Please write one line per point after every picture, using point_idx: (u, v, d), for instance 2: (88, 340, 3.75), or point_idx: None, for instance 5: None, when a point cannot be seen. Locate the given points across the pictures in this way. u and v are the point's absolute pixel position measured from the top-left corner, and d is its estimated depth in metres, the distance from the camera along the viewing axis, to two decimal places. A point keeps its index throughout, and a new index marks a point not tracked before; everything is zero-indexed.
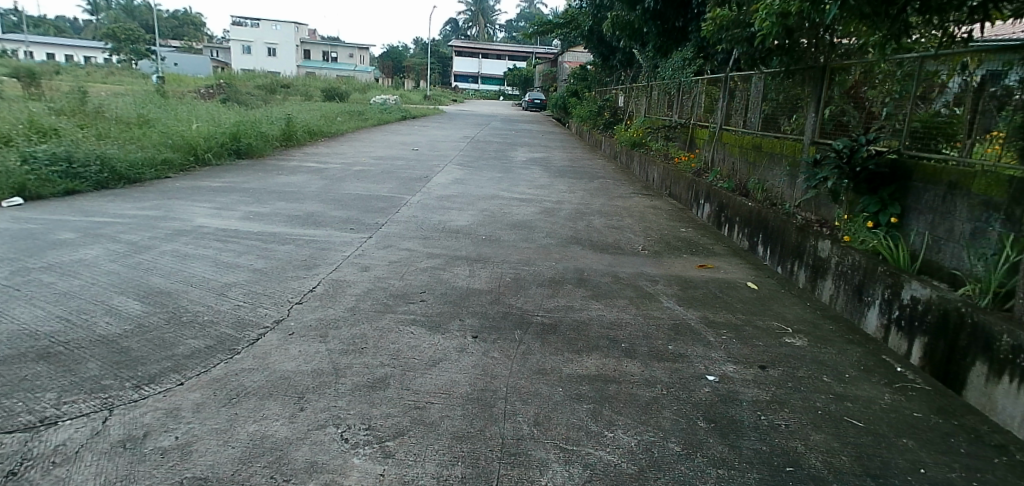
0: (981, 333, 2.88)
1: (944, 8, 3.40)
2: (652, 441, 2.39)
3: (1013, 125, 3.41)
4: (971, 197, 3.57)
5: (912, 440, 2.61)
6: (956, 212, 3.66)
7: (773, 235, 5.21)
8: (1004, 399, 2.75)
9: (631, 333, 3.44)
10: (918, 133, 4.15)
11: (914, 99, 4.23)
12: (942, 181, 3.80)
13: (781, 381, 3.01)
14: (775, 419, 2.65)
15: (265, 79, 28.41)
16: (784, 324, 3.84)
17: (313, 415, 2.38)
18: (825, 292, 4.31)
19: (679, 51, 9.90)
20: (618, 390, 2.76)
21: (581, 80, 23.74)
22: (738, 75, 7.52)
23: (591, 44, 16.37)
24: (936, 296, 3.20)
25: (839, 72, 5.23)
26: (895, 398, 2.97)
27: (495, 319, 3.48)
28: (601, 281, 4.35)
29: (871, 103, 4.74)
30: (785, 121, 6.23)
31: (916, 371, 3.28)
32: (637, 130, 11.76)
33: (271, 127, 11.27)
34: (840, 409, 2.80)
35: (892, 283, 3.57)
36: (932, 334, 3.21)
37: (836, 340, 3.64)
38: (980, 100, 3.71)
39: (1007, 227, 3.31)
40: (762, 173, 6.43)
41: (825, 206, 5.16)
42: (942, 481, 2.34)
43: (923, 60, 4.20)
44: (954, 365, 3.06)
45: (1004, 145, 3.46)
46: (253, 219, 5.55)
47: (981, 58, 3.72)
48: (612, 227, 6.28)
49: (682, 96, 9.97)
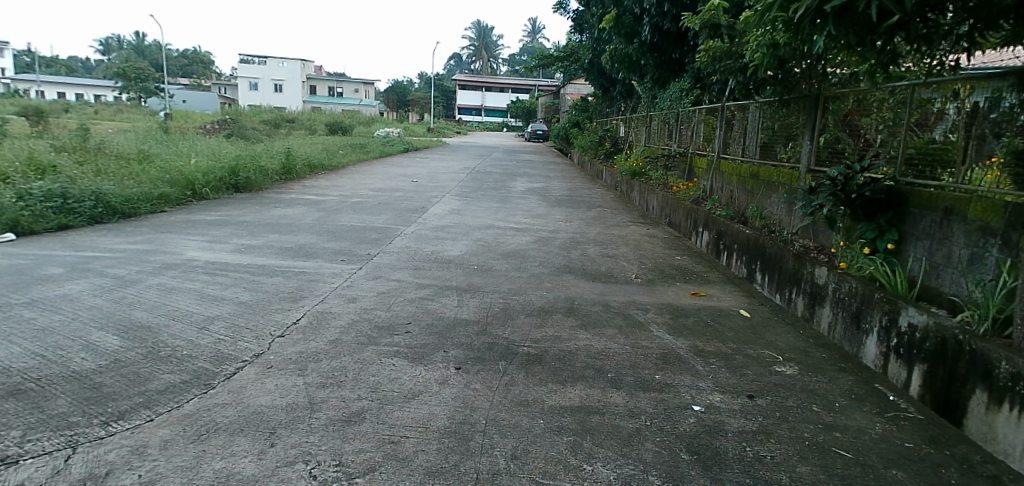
0: (979, 360, 2.81)
1: (931, 36, 3.40)
2: (633, 474, 2.32)
3: (1011, 151, 3.39)
4: (968, 223, 3.53)
5: (902, 472, 2.53)
6: (954, 238, 3.62)
7: (771, 263, 5.15)
8: (1004, 428, 2.66)
9: (618, 362, 3.38)
10: (913, 160, 4.15)
11: (908, 126, 4.24)
12: (938, 207, 3.77)
13: (769, 411, 2.93)
14: (761, 450, 2.57)
15: (269, 115, 28.95)
16: (776, 352, 3.77)
17: (283, 451, 2.32)
18: (822, 320, 4.24)
19: (677, 82, 10.03)
20: (601, 422, 2.70)
21: (581, 111, 23.97)
22: (735, 105, 7.58)
23: (591, 77, 16.66)
24: (934, 323, 3.14)
25: (833, 100, 5.26)
26: (886, 428, 2.89)
27: (480, 350, 3.42)
28: (591, 310, 4.31)
29: (865, 131, 4.75)
30: (781, 149, 6.25)
31: (915, 402, 3.20)
32: (637, 159, 11.76)
33: (270, 161, 11.36)
34: (828, 439, 2.72)
35: (889, 310, 3.50)
36: (930, 363, 3.14)
37: (828, 369, 3.57)
38: (974, 126, 3.70)
39: (1004, 253, 3.26)
40: (760, 201, 6.42)
41: (823, 233, 5.12)
42: None
43: (915, 87, 4.22)
44: (953, 394, 2.98)
45: (1003, 170, 3.42)
46: (245, 251, 5.55)
47: (974, 84, 3.72)
48: (606, 256, 6.24)
49: (681, 126, 10.07)
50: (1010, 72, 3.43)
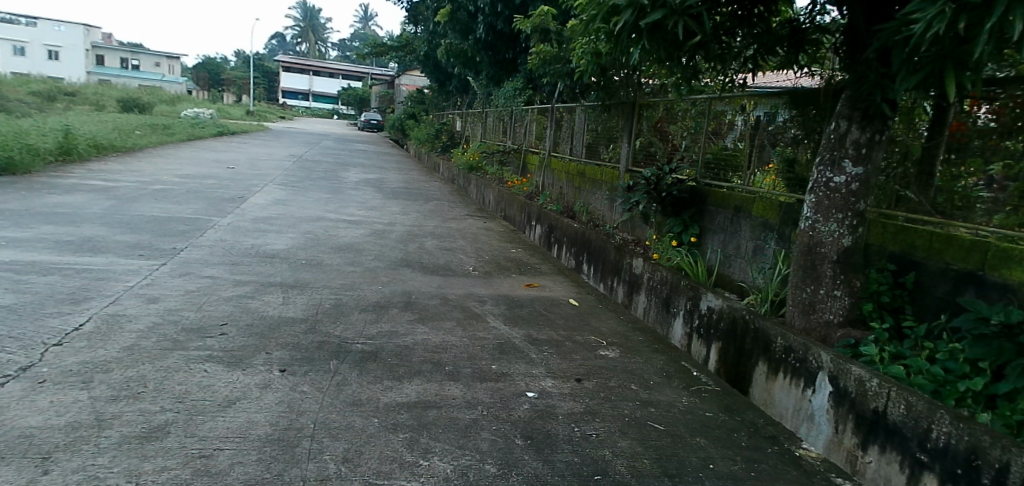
0: (762, 337, 3.23)
1: (725, 57, 3.84)
2: (469, 465, 2.31)
3: (783, 159, 3.95)
4: (751, 219, 4.06)
5: (705, 438, 2.82)
6: (741, 232, 4.15)
7: (595, 254, 5.49)
8: (780, 394, 3.09)
9: (455, 354, 3.37)
10: (711, 164, 4.69)
11: (707, 135, 4.77)
12: (729, 205, 4.30)
13: (595, 392, 3.11)
14: (587, 429, 2.71)
15: (46, 86, 24.74)
16: (600, 337, 4.02)
17: (61, 478, 1.96)
18: (638, 306, 4.60)
19: (510, 81, 10.30)
20: (438, 416, 2.66)
21: (417, 104, 23.75)
22: (563, 107, 7.95)
23: (427, 69, 16.55)
24: (728, 306, 3.54)
25: (647, 108, 5.73)
26: (691, 400, 3.22)
27: (307, 349, 3.21)
28: (428, 303, 4.25)
29: (673, 137, 5.24)
30: (604, 149, 6.67)
31: (712, 376, 3.59)
32: (473, 154, 11.90)
33: (45, 140, 9.69)
34: (645, 415, 2.95)
35: (692, 295, 3.90)
36: (724, 341, 3.54)
37: (644, 351, 3.88)
38: (757, 136, 4.24)
39: (779, 244, 3.80)
40: (586, 198, 6.82)
41: (639, 227, 5.58)
42: (727, 474, 2.54)
43: (711, 101, 4.73)
44: (742, 367, 3.39)
45: (777, 175, 3.99)
46: (10, 246, 4.65)
47: (756, 101, 4.24)
48: (443, 249, 6.22)
49: (514, 123, 10.37)
50: (784, 92, 3.96)
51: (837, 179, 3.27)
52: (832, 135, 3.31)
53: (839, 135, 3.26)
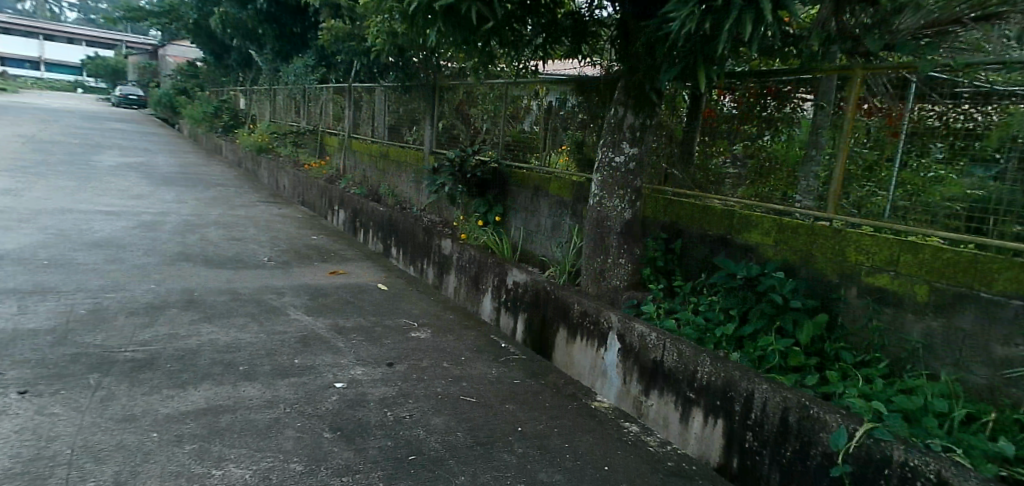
0: (563, 306, 3.62)
1: (517, 44, 4.11)
2: (270, 467, 2.18)
3: (573, 142, 4.35)
4: (550, 198, 4.47)
5: (514, 404, 2.99)
6: (542, 211, 4.55)
7: (402, 236, 5.47)
8: (579, 355, 3.52)
9: (250, 353, 3.13)
10: (511, 146, 4.97)
11: (506, 117, 4.99)
12: (529, 185, 4.68)
13: (407, 375, 3.11)
14: (400, 412, 2.71)
15: None
16: (411, 319, 4.03)
17: None
18: (448, 286, 4.70)
19: (301, 54, 9.85)
20: (232, 421, 2.45)
21: (190, 78, 21.47)
22: (360, 87, 7.73)
23: (199, 40, 15.05)
24: (531, 280, 3.85)
25: (446, 90, 5.81)
26: (502, 370, 3.40)
27: (58, 365, 2.75)
28: (215, 300, 3.89)
29: (474, 120, 5.38)
30: (405, 131, 6.65)
31: (518, 347, 3.89)
32: (260, 134, 11.09)
33: None
34: (458, 389, 3.03)
35: (499, 272, 4.08)
36: (529, 312, 3.85)
37: (456, 329, 3.98)
38: (551, 120, 4.56)
39: (576, 221, 4.34)
40: (391, 180, 6.77)
41: (445, 208, 5.70)
42: (535, 435, 2.74)
43: (508, 86, 4.93)
44: (545, 337, 3.75)
45: (569, 156, 4.38)
46: None
47: (547, 86, 4.53)
48: (232, 240, 5.73)
49: (307, 101, 9.85)
50: (570, 79, 4.31)
51: (618, 158, 3.95)
52: (613, 120, 3.95)
53: (618, 120, 3.90)
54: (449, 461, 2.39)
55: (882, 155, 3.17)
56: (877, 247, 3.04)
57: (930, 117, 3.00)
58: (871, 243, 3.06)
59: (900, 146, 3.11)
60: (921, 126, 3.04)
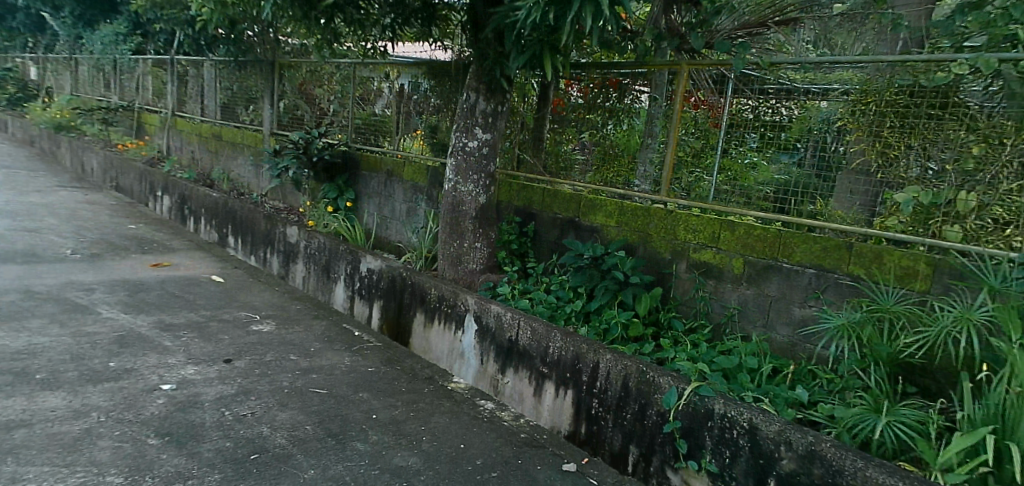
0: (418, 291, 4.24)
1: (365, 24, 4.54)
2: (85, 480, 2.28)
3: (427, 127, 5.14)
4: (405, 183, 5.26)
5: (368, 393, 3.38)
6: (396, 197, 5.34)
7: (243, 225, 5.84)
8: (438, 337, 4.10)
9: (67, 371, 3.17)
10: (361, 129, 5.75)
11: (355, 98, 5.75)
12: (382, 170, 5.45)
13: (247, 371, 3.45)
14: (241, 410, 2.97)
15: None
16: (253, 311, 4.52)
17: None
18: (297, 275, 5.24)
19: (108, 25, 9.70)
20: (31, 434, 2.55)
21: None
22: (187, 62, 8.19)
23: None
24: (385, 267, 4.47)
25: (288, 68, 6.49)
26: (354, 360, 3.89)
27: None
28: (36, 317, 3.87)
29: (320, 100, 6.14)
30: (241, 110, 7.26)
31: (375, 333, 4.50)
32: (62, 112, 10.77)
33: None
34: (304, 382, 3.40)
35: (352, 259, 4.70)
36: (385, 298, 4.47)
37: (299, 320, 4.51)
38: (402, 102, 5.36)
39: (429, 205, 5.03)
40: (225, 162, 7.45)
41: (291, 195, 6.40)
42: (388, 419, 3.10)
43: (356, 67, 5.67)
44: (402, 322, 4.36)
45: (424, 142, 5.18)
46: None
47: (398, 70, 5.32)
48: (47, 243, 5.56)
49: (121, 76, 10.04)
50: (423, 64, 5.09)
51: (471, 143, 4.53)
52: (466, 105, 4.52)
53: (471, 105, 4.48)
54: (296, 455, 2.63)
55: (706, 143, 3.99)
56: (702, 226, 3.86)
57: (744, 110, 3.82)
58: (696, 222, 3.88)
59: (719, 136, 3.92)
60: (738, 118, 3.85)
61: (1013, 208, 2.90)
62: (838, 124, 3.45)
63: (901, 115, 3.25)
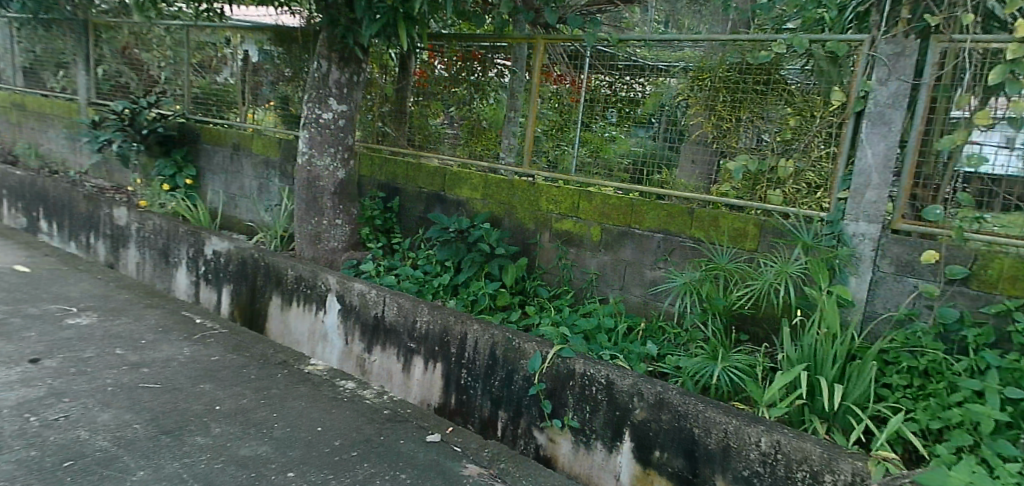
0: (272, 272, 3.99)
1: None
2: None
3: (279, 97, 4.88)
4: (253, 158, 4.93)
5: (210, 384, 3.17)
6: (243, 172, 5.01)
7: (60, 207, 5.25)
8: (296, 320, 3.90)
9: None
10: (199, 99, 5.38)
11: (193, 66, 5.35)
12: (226, 143, 5.09)
13: (61, 370, 3.12)
14: (52, 415, 2.66)
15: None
16: (71, 304, 4.08)
17: None
18: (129, 262, 4.76)
19: None
20: None
21: None
22: None
23: None
24: (234, 248, 4.15)
25: (105, 29, 5.89)
26: (193, 350, 3.61)
27: None
28: None
29: (149, 67, 5.64)
30: (48, 75, 6.43)
31: (226, 320, 4.19)
32: None
33: None
34: (132, 378, 3.12)
35: (194, 242, 4.33)
36: (235, 281, 4.16)
37: (128, 310, 4.13)
38: (247, 71, 5.06)
39: (283, 181, 4.77)
40: (31, 135, 6.59)
41: (117, 172, 5.81)
42: (233, 409, 2.92)
43: (190, 30, 5.28)
44: (255, 306, 4.09)
45: (275, 115, 4.90)
46: None
47: (242, 36, 5.00)
48: None
49: None
50: (268, 30, 4.81)
51: (326, 115, 4.30)
52: (318, 74, 4.27)
53: (323, 74, 4.24)
54: (122, 457, 2.40)
55: (566, 117, 4.07)
56: (562, 196, 3.96)
57: (602, 86, 3.92)
58: (557, 193, 3.98)
59: (578, 110, 4.02)
60: (595, 93, 3.95)
61: (822, 173, 3.25)
62: (680, 100, 3.63)
63: (732, 90, 3.50)
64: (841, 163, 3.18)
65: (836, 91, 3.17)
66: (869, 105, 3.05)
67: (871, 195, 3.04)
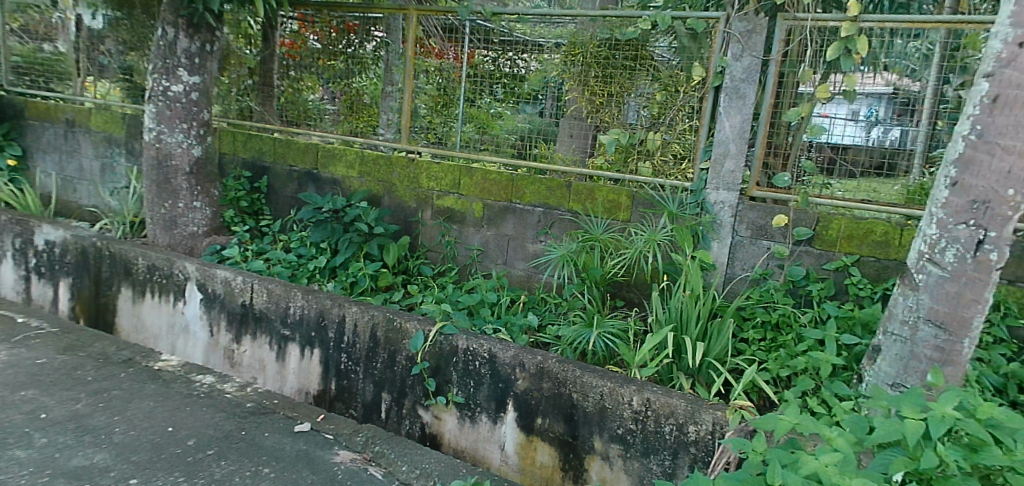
0: (118, 262, 3.63)
1: None
2: None
3: (123, 69, 4.44)
4: (92, 134, 4.47)
5: (35, 390, 2.82)
6: (81, 151, 4.54)
7: None
8: (150, 312, 3.58)
9: None
10: (22, 68, 4.85)
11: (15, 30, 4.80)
12: (59, 119, 4.58)
13: None
14: None
15: None
16: None
17: None
18: None
19: None
20: None
21: None
22: None
23: None
24: (71, 238, 3.76)
25: None
26: (15, 353, 3.20)
27: None
28: None
29: None
30: None
31: (69, 318, 3.79)
32: None
33: None
34: None
35: (21, 232, 3.92)
36: (75, 274, 3.77)
37: None
38: (81, 38, 4.58)
39: (129, 161, 4.35)
40: None
41: None
42: (64, 416, 2.63)
43: None
44: (102, 300, 3.73)
45: (119, 91, 4.48)
46: None
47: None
48: None
49: None
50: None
51: (175, 87, 3.91)
52: (162, 42, 3.86)
53: (169, 42, 3.84)
54: None
55: (447, 92, 3.97)
56: (442, 173, 3.88)
57: (486, 62, 3.82)
58: (437, 169, 3.89)
59: (462, 86, 3.91)
60: (479, 69, 3.84)
61: (686, 145, 3.38)
62: (559, 79, 3.66)
63: (603, 66, 3.56)
64: (702, 135, 3.32)
65: (697, 67, 3.29)
66: (725, 79, 3.19)
67: (729, 164, 3.21)
